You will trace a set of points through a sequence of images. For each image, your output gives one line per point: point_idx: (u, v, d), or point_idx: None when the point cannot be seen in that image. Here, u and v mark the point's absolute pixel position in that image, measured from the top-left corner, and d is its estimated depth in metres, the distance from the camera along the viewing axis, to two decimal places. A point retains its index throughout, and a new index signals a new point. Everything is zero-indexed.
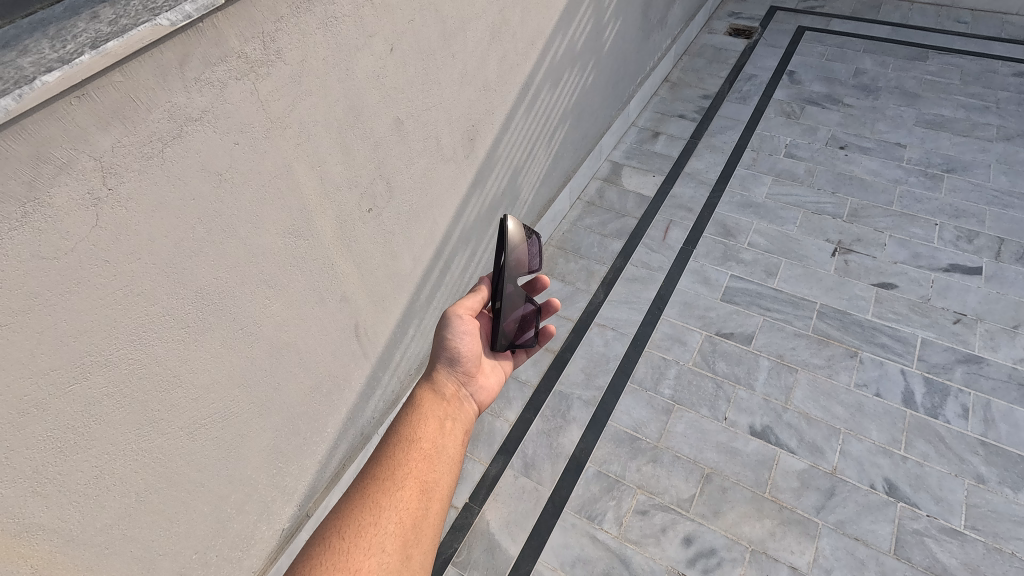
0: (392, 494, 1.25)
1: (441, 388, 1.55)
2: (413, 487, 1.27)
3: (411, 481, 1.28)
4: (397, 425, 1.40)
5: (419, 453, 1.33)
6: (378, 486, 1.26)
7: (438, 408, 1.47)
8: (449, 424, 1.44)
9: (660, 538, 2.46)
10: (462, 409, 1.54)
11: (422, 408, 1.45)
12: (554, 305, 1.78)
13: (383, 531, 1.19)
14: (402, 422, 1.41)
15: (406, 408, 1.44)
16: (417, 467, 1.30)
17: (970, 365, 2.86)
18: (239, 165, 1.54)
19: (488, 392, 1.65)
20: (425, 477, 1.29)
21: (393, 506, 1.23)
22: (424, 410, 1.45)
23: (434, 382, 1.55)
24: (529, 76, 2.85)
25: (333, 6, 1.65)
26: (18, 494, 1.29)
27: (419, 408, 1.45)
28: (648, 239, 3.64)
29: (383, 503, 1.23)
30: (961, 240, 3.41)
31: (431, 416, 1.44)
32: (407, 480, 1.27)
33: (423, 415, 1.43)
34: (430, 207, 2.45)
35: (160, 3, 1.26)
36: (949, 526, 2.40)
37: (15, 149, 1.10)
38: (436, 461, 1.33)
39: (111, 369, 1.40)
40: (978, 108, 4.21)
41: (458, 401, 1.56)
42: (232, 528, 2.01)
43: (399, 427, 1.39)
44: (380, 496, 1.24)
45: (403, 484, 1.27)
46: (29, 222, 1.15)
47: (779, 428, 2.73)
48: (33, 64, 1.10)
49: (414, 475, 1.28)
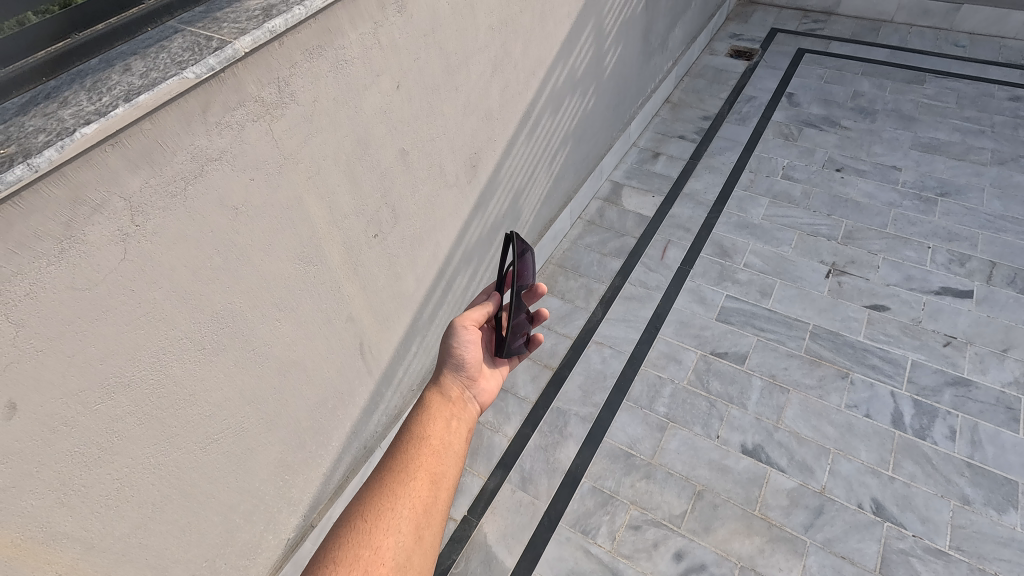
0: (406, 483, 1.34)
1: (446, 390, 1.62)
2: (424, 478, 1.36)
3: (422, 472, 1.37)
4: (408, 423, 1.49)
5: (428, 448, 1.42)
6: (393, 476, 1.35)
7: (444, 409, 1.55)
8: (455, 423, 1.52)
9: (652, 553, 2.54)
10: (466, 410, 1.61)
11: (430, 408, 1.53)
12: (543, 314, 1.80)
13: (399, 516, 1.29)
14: (413, 420, 1.49)
15: (416, 408, 1.53)
16: (427, 460, 1.39)
17: (959, 388, 2.93)
18: (255, 199, 1.66)
19: (489, 394, 1.73)
20: (435, 468, 1.38)
21: (407, 494, 1.32)
22: (432, 410, 1.53)
23: (441, 384, 1.64)
24: (530, 103, 2.96)
25: (344, 49, 1.77)
26: (45, 503, 1.40)
27: (427, 409, 1.53)
28: (647, 258, 3.74)
29: (398, 491, 1.32)
30: (954, 263, 3.48)
31: (439, 416, 1.52)
32: (419, 471, 1.36)
33: (431, 415, 1.51)
34: (433, 230, 2.56)
35: (187, 57, 1.38)
36: (935, 546, 2.46)
37: (56, 194, 1.21)
38: (444, 455, 1.42)
39: (133, 390, 1.51)
40: (973, 132, 4.28)
41: (464, 402, 1.63)
42: (241, 538, 2.12)
43: (409, 425, 1.48)
44: (395, 485, 1.34)
45: (415, 475, 1.36)
46: (66, 258, 1.27)
47: (770, 447, 2.80)
48: (73, 116, 1.22)
49: (425, 467, 1.38)
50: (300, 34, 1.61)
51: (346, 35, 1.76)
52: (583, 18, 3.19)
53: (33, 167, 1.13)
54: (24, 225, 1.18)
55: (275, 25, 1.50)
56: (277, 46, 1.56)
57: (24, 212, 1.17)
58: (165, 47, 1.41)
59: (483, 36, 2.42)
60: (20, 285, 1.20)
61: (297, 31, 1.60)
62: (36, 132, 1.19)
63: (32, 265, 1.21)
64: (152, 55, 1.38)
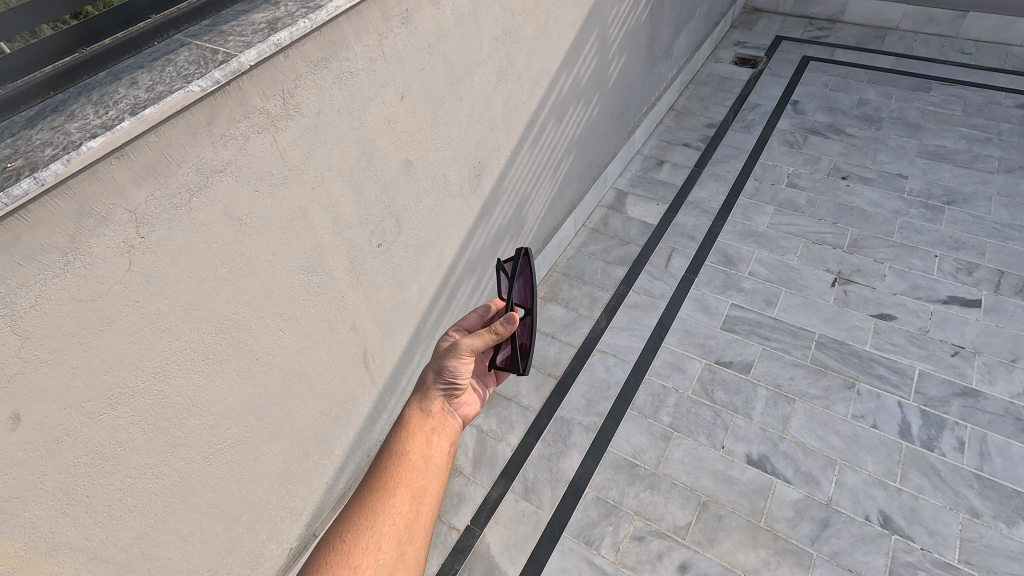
0: (386, 501, 1.39)
1: (427, 405, 1.61)
2: (405, 493, 1.41)
3: (402, 488, 1.42)
4: (387, 440, 1.52)
5: (409, 464, 1.46)
6: (373, 495, 1.40)
7: (424, 424, 1.56)
8: (435, 438, 1.55)
9: (656, 565, 2.52)
10: (447, 424, 1.62)
11: (410, 425, 1.55)
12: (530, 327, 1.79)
13: (379, 533, 1.34)
14: (392, 437, 1.52)
15: (396, 425, 1.55)
16: (407, 475, 1.44)
17: (967, 399, 2.90)
18: (259, 210, 1.67)
19: (471, 407, 1.73)
20: (416, 483, 1.44)
21: (387, 511, 1.37)
22: (411, 427, 1.55)
23: (423, 397, 1.62)
24: (534, 113, 2.98)
25: (349, 61, 1.78)
26: (48, 514, 1.40)
27: (407, 427, 1.55)
28: (651, 267, 3.73)
29: (378, 509, 1.37)
30: (961, 272, 3.45)
31: (418, 432, 1.54)
32: (399, 487, 1.42)
33: (411, 431, 1.53)
34: (437, 239, 2.57)
35: (193, 70, 1.39)
36: (943, 560, 2.43)
37: (62, 206, 1.22)
38: (424, 470, 1.47)
39: (136, 400, 1.51)
40: (980, 140, 4.26)
41: (445, 416, 1.63)
42: (243, 547, 2.11)
43: (389, 442, 1.51)
44: (375, 503, 1.38)
45: (395, 491, 1.41)
46: (70, 270, 1.28)
47: (776, 457, 2.78)
48: (80, 130, 1.24)
49: (405, 482, 1.43)
50: (305, 46, 1.62)
51: (350, 47, 1.77)
52: (588, 28, 3.21)
53: (39, 181, 1.14)
54: (30, 238, 1.19)
55: (280, 38, 1.51)
56: (282, 59, 1.57)
57: (30, 224, 1.18)
58: (172, 60, 1.42)
59: (487, 47, 2.43)
60: (25, 297, 1.21)
61: (302, 43, 1.61)
62: (43, 145, 1.20)
63: (38, 277, 1.22)
64: (158, 69, 1.40)
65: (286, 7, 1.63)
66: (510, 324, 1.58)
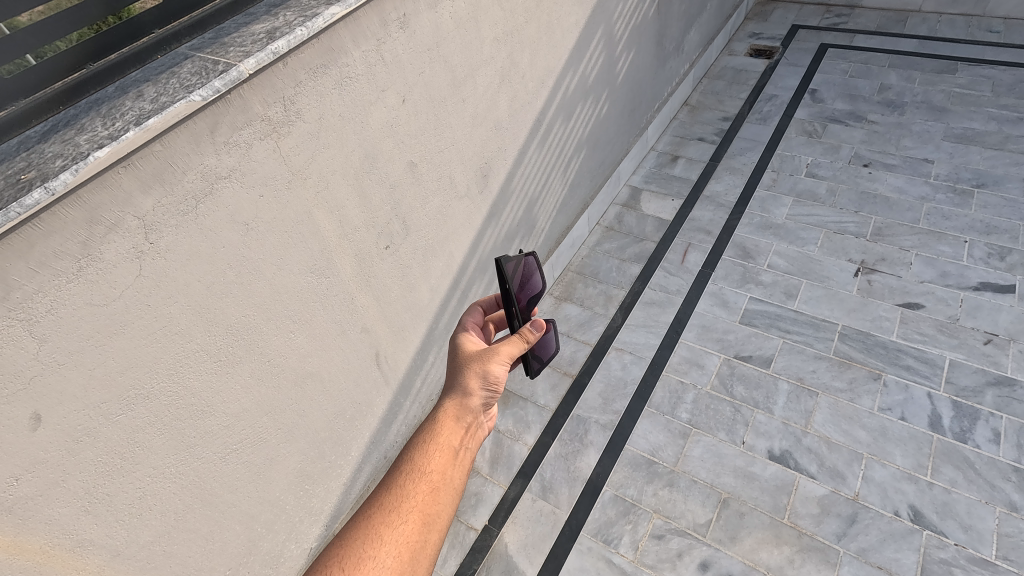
0: (394, 527, 1.28)
1: (464, 416, 1.52)
2: (416, 520, 1.30)
3: (414, 514, 1.31)
4: (410, 450, 1.42)
5: (427, 484, 1.36)
6: (383, 517, 1.30)
7: (455, 437, 1.47)
8: (462, 454, 1.45)
9: (676, 563, 2.47)
10: (476, 436, 1.55)
11: (440, 437, 1.44)
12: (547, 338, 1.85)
13: (381, 565, 1.23)
14: (416, 448, 1.42)
15: (425, 433, 1.45)
16: (422, 499, 1.33)
17: (1002, 388, 2.77)
18: (266, 215, 1.72)
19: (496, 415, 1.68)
20: (429, 509, 1.33)
21: (393, 540, 1.27)
22: (441, 439, 1.44)
23: (461, 407, 1.53)
24: (541, 112, 3.00)
25: (349, 67, 1.83)
26: (71, 512, 1.46)
27: (438, 437, 1.44)
28: (667, 263, 3.69)
29: (385, 535, 1.27)
30: (993, 257, 3.31)
31: (447, 446, 1.44)
32: (411, 513, 1.31)
33: (438, 444, 1.43)
34: (446, 241, 2.60)
35: (195, 80, 1.44)
36: (980, 556, 2.32)
37: (74, 215, 1.29)
38: (441, 494, 1.36)
39: (153, 401, 1.57)
40: (1011, 120, 4.09)
41: (476, 428, 1.54)
42: (263, 546, 2.16)
43: (411, 454, 1.41)
44: (383, 528, 1.28)
45: (406, 517, 1.30)
46: (84, 275, 1.34)
47: (799, 453, 2.71)
48: (88, 141, 1.30)
49: (419, 507, 1.32)
50: (303, 54, 1.67)
51: (350, 54, 1.81)
52: (594, 25, 3.22)
53: (50, 191, 1.20)
54: (44, 246, 1.26)
55: (278, 46, 1.56)
56: (280, 67, 1.62)
57: (43, 232, 1.25)
58: (175, 73, 1.48)
59: (489, 48, 2.46)
60: (41, 302, 1.27)
61: (300, 51, 1.66)
62: (54, 157, 1.26)
63: (52, 283, 1.28)
64: (163, 81, 1.46)
65: (285, 17, 1.67)
66: (539, 330, 1.65)
